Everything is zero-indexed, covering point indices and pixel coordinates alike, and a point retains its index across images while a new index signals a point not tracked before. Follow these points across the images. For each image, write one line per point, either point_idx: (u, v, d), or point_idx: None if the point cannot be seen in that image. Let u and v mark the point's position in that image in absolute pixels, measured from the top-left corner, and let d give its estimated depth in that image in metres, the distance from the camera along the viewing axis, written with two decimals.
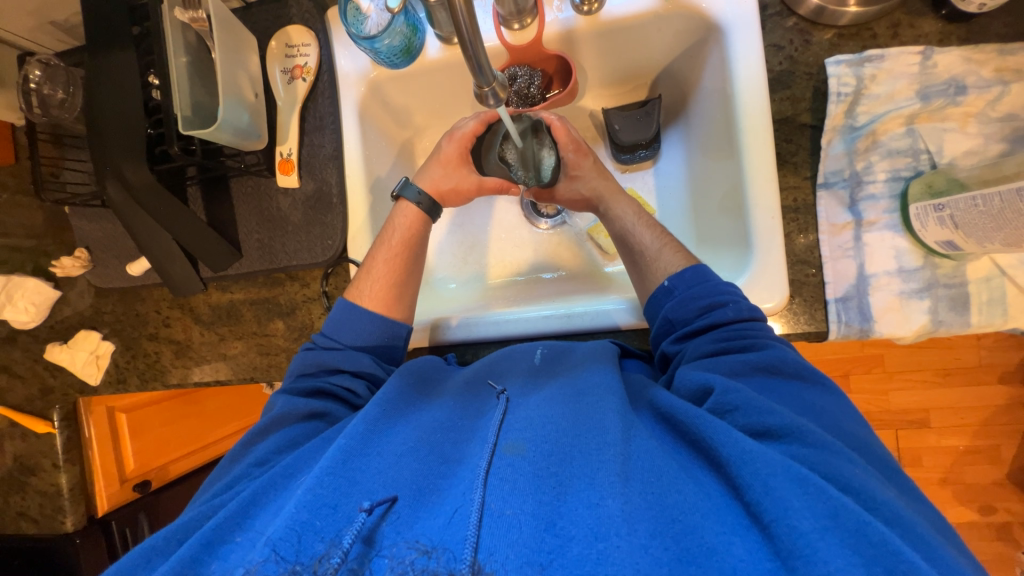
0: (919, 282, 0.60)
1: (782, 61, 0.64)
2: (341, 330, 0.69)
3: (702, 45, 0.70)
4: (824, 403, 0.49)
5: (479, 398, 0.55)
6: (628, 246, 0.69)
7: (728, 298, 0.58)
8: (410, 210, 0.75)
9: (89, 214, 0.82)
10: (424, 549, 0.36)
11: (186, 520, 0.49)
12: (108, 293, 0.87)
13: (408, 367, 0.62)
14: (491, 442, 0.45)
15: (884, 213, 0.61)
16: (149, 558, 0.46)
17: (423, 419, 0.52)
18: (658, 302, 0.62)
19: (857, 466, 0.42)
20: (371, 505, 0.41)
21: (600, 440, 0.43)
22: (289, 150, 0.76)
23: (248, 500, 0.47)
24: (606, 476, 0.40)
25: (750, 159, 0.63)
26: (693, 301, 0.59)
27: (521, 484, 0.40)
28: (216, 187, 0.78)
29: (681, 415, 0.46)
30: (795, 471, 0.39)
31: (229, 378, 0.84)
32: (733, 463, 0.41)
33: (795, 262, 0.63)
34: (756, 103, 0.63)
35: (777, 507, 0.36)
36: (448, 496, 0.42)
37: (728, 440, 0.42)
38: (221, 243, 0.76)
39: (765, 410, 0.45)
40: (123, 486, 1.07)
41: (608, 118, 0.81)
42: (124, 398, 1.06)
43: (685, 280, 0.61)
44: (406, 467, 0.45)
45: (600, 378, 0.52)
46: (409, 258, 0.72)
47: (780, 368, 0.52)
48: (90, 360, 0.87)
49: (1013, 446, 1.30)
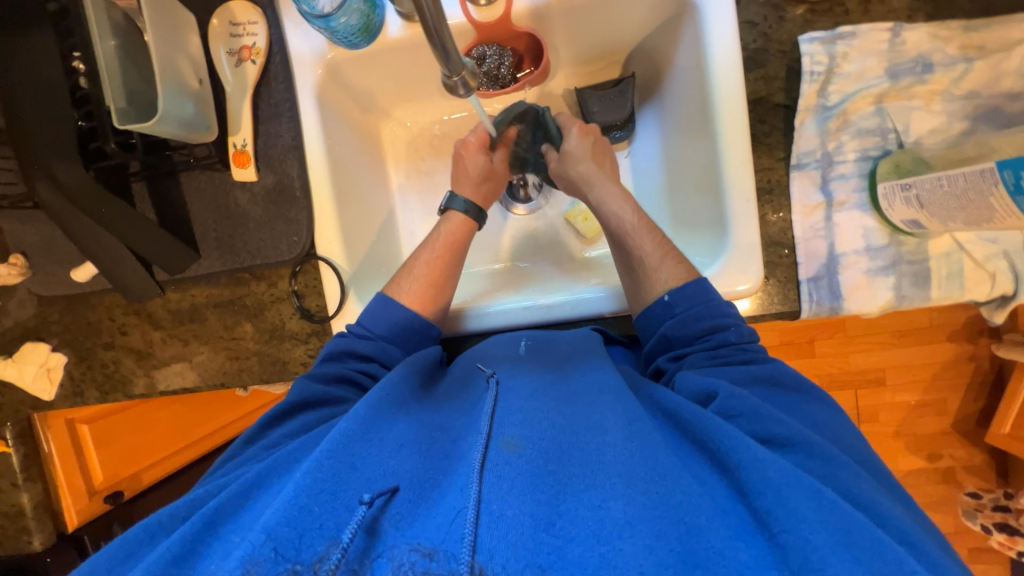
0: (884, 260, 0.62)
1: (756, 39, 0.63)
2: (377, 320, 0.66)
3: (676, 21, 0.68)
4: (817, 412, 0.53)
5: (473, 390, 0.56)
6: (623, 249, 0.69)
7: (730, 322, 0.60)
8: (457, 220, 0.75)
9: (21, 217, 0.76)
10: (425, 550, 0.36)
11: (194, 497, 0.48)
12: (52, 302, 0.81)
13: (414, 360, 0.61)
14: (486, 434, 0.44)
15: (853, 193, 0.62)
16: (155, 534, 0.45)
17: (423, 414, 0.51)
18: (657, 317, 0.62)
19: (861, 481, 0.45)
20: (372, 497, 0.40)
21: (606, 440, 0.44)
22: (243, 141, 0.71)
23: (254, 480, 0.46)
24: (609, 477, 0.40)
25: (725, 140, 0.62)
26: (697, 320, 0.60)
27: (520, 481, 0.40)
28: (164, 182, 0.72)
29: (690, 418, 0.48)
30: (809, 484, 0.40)
31: (198, 384, 0.80)
32: (743, 469, 0.42)
33: (770, 243, 0.64)
34: (731, 82, 0.62)
35: (787, 516, 0.37)
36: (446, 495, 0.41)
37: (741, 448, 0.43)
38: (175, 243, 0.71)
39: (772, 421, 0.48)
40: (93, 500, 1.02)
41: (583, 98, 0.79)
42: (85, 408, 1.01)
43: (686, 296, 0.61)
44: (406, 459, 0.44)
45: (604, 380, 0.53)
46: (451, 261, 0.72)
47: (780, 381, 0.55)
48: (41, 374, 0.82)
49: (957, 398, 1.41)
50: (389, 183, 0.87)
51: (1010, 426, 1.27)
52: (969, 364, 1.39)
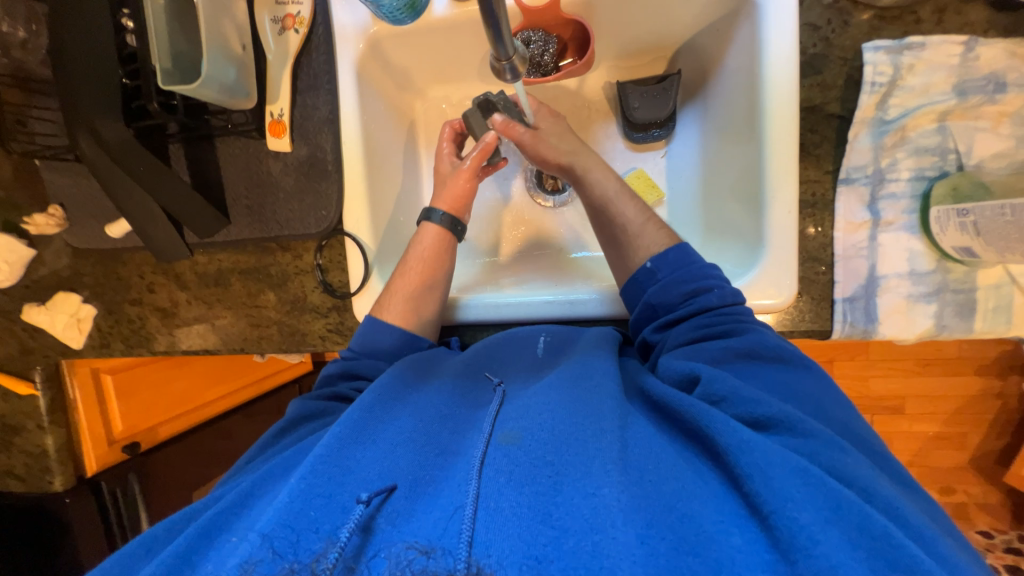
0: (928, 287, 0.59)
1: (816, 44, 0.59)
2: (361, 339, 0.66)
3: (731, 19, 0.65)
4: (808, 385, 0.51)
5: (475, 391, 0.56)
6: (607, 218, 0.68)
7: (713, 284, 0.58)
8: (431, 232, 0.73)
9: (61, 168, 0.78)
10: (422, 548, 0.35)
11: (189, 511, 0.49)
12: (86, 255, 0.83)
13: (407, 359, 0.61)
14: (488, 432, 0.45)
15: (902, 214, 0.59)
16: (150, 547, 0.46)
17: (420, 405, 0.52)
18: (641, 285, 0.62)
19: (850, 455, 0.43)
20: (370, 496, 0.40)
21: (600, 427, 0.43)
22: (280, 111, 0.71)
23: (247, 491, 0.46)
24: (602, 465, 0.40)
25: (771, 148, 0.60)
26: (680, 284, 0.59)
27: (518, 476, 0.40)
28: (200, 145, 0.73)
29: (677, 404, 0.47)
30: (794, 464, 0.39)
31: (218, 347, 0.81)
32: (732, 453, 0.41)
33: (807, 259, 0.62)
34: (784, 88, 0.59)
35: (775, 497, 0.37)
36: (447, 489, 0.41)
37: (728, 432, 0.42)
38: (206, 207, 0.71)
39: (755, 400, 0.46)
40: (113, 448, 1.05)
41: (625, 93, 0.77)
42: (110, 360, 1.04)
43: (668, 262, 0.61)
44: (403, 456, 0.44)
45: (594, 366, 0.53)
46: (428, 275, 0.70)
47: (766, 353, 0.53)
48: (71, 323, 0.85)
49: (979, 434, 1.36)
50: (419, 165, 0.86)
51: None
52: (996, 401, 1.34)
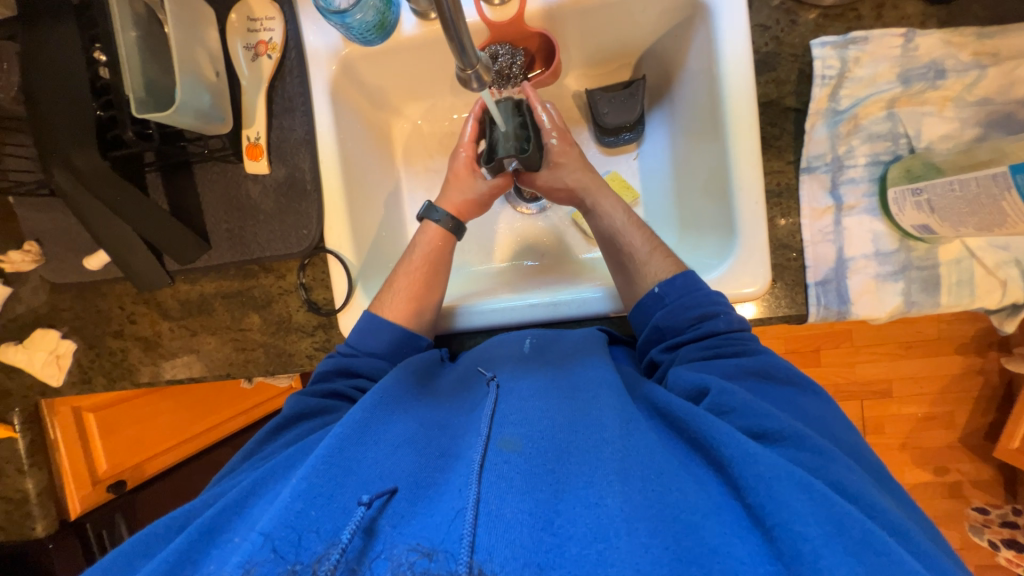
0: (894, 265, 0.61)
1: (768, 42, 0.63)
2: (364, 338, 0.66)
3: (687, 25, 0.68)
4: (810, 404, 0.52)
5: (473, 393, 0.56)
6: (616, 248, 0.69)
7: (719, 309, 0.60)
8: (433, 231, 0.74)
9: (36, 204, 0.77)
10: (425, 552, 0.35)
11: (189, 509, 0.48)
12: (64, 289, 0.82)
13: (409, 360, 0.61)
14: (486, 435, 0.45)
15: (863, 197, 0.62)
16: (148, 550, 0.45)
17: (420, 411, 0.52)
18: (648, 309, 0.63)
19: (853, 471, 0.44)
20: (371, 498, 0.39)
21: (600, 437, 0.44)
22: (257, 134, 0.72)
23: (247, 491, 0.46)
24: (605, 475, 0.40)
25: (735, 143, 0.63)
26: (688, 308, 0.61)
27: (519, 481, 0.40)
28: (178, 173, 0.74)
29: (682, 413, 0.47)
30: (800, 477, 0.39)
31: (204, 374, 0.80)
32: (735, 464, 0.41)
33: (778, 246, 0.64)
34: (742, 85, 0.62)
35: (780, 510, 0.37)
36: (446, 495, 0.41)
37: (733, 442, 0.43)
38: (186, 233, 0.71)
39: (763, 414, 0.47)
40: (97, 488, 1.02)
41: (593, 101, 0.80)
42: (90, 397, 1.01)
43: (675, 288, 0.62)
44: (403, 459, 0.44)
45: (596, 375, 0.53)
46: (432, 274, 0.71)
47: (774, 375, 0.55)
48: (50, 360, 0.83)
49: (965, 411, 1.39)
50: (398, 181, 0.87)
51: (1019, 441, 1.25)
52: (978, 377, 1.37)
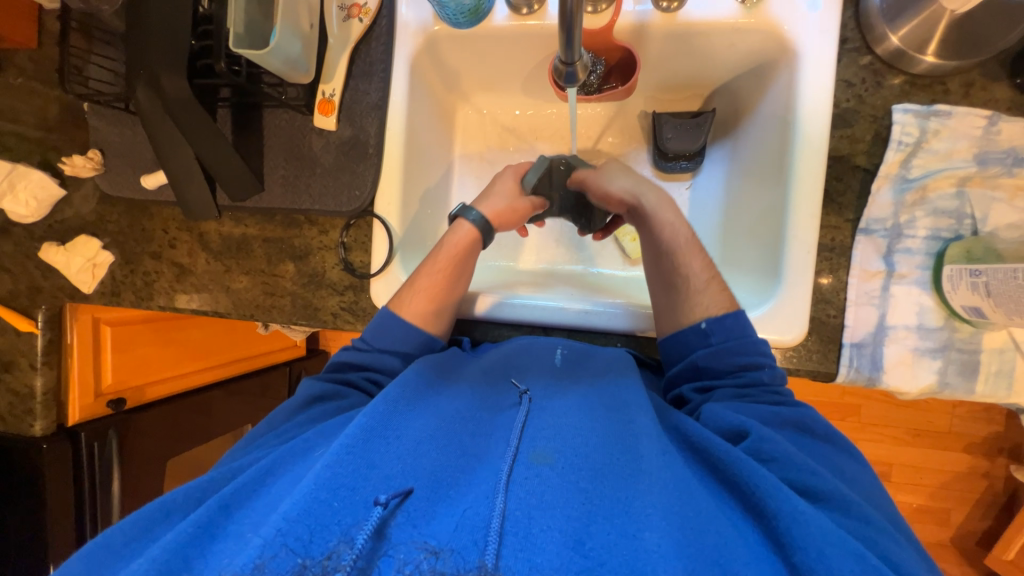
0: (934, 342, 0.61)
1: (850, 99, 0.63)
2: (377, 334, 0.66)
3: (770, 68, 0.69)
4: (849, 464, 0.53)
5: (502, 397, 0.56)
6: (665, 265, 0.66)
7: (764, 361, 0.59)
8: (464, 231, 0.72)
9: (110, 116, 0.81)
10: (432, 549, 0.37)
11: (206, 480, 0.50)
12: (115, 202, 0.85)
13: (432, 356, 0.62)
14: (514, 446, 0.46)
15: (916, 268, 0.61)
16: (167, 513, 0.47)
17: (445, 407, 0.53)
18: (691, 343, 0.62)
19: (901, 546, 0.45)
20: (387, 498, 0.40)
21: (637, 466, 0.44)
22: (332, 91, 0.73)
23: (266, 468, 0.48)
24: (644, 507, 0.40)
25: (798, 193, 0.63)
26: (732, 353, 0.59)
27: (552, 496, 0.42)
28: (248, 113, 0.76)
29: (724, 457, 0.47)
30: (848, 544, 0.40)
31: (228, 311, 0.82)
32: (782, 518, 0.42)
33: (819, 300, 0.64)
34: (816, 137, 0.62)
35: (827, 574, 0.38)
36: (473, 498, 0.42)
37: (777, 493, 0.43)
38: (246, 172, 0.74)
39: (805, 469, 0.48)
40: (97, 401, 1.01)
41: (660, 124, 0.80)
42: (112, 311, 1.03)
43: (723, 327, 0.60)
44: (425, 458, 0.45)
45: (634, 394, 0.53)
46: (455, 279, 0.69)
47: (811, 428, 0.55)
48: (86, 268, 0.85)
49: (962, 512, 1.36)
50: (451, 165, 0.88)
51: (1013, 553, 1.21)
52: (981, 480, 1.34)
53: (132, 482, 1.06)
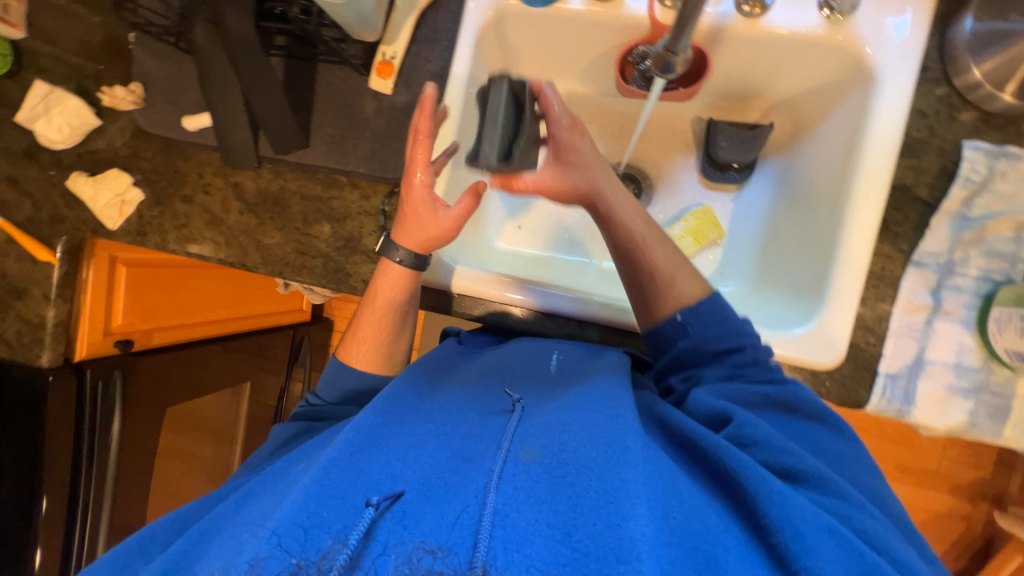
0: (969, 382, 0.61)
1: (921, 129, 0.62)
2: (326, 387, 0.71)
3: (842, 89, 0.68)
4: (825, 439, 0.54)
5: (495, 401, 0.56)
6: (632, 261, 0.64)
7: (746, 342, 0.59)
8: (392, 269, 0.69)
9: (158, 51, 0.79)
10: (430, 548, 0.36)
11: (185, 511, 0.55)
12: (150, 140, 0.83)
13: (423, 360, 0.68)
14: (506, 448, 0.45)
15: (962, 307, 0.61)
16: (149, 546, 0.52)
17: (434, 417, 0.54)
18: (670, 335, 0.62)
19: (887, 529, 0.45)
20: (376, 499, 0.41)
21: (622, 456, 0.43)
22: (393, 54, 0.72)
23: (246, 492, 0.51)
24: (628, 496, 0.39)
25: (852, 220, 0.62)
26: (695, 360, 0.61)
27: (539, 493, 0.41)
28: (301, 66, 0.74)
29: (707, 446, 0.47)
30: (826, 526, 0.40)
31: (255, 264, 0.80)
32: (761, 501, 0.42)
33: (861, 327, 0.63)
34: (881, 166, 0.62)
35: (807, 555, 0.38)
36: (461, 492, 0.41)
37: (757, 477, 0.43)
38: (291, 125, 0.71)
39: (787, 452, 0.48)
40: (105, 339, 1.00)
41: (716, 130, 0.78)
42: (132, 251, 1.02)
43: (699, 317, 0.61)
44: (412, 464, 0.45)
45: (612, 388, 0.53)
46: (393, 320, 0.71)
47: (801, 408, 0.56)
48: (113, 203, 0.83)
49: (938, 551, 1.38)
50: None
51: None
52: (961, 522, 1.36)
53: (133, 426, 1.03)
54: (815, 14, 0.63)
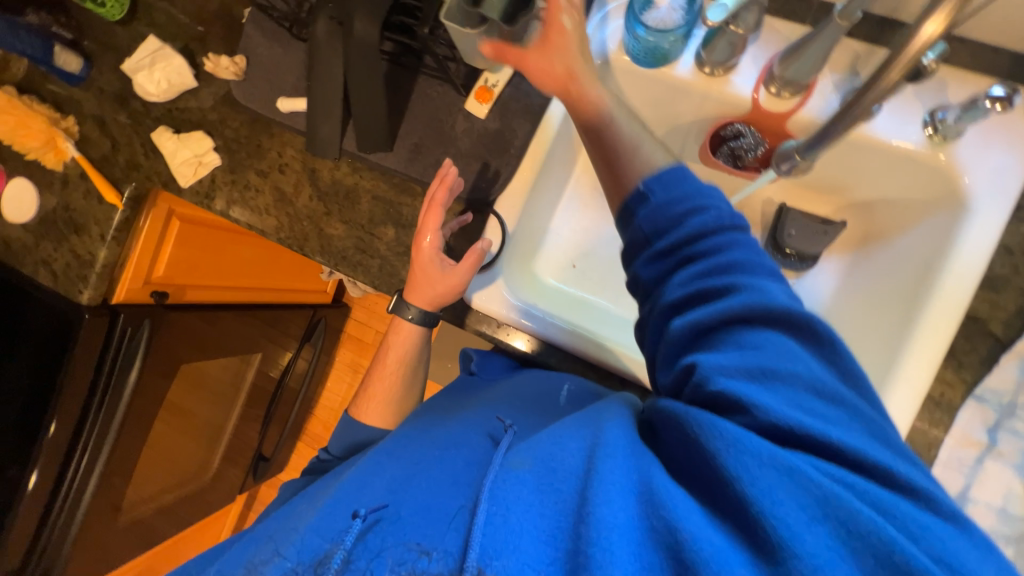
0: (1011, 531, 0.59)
1: (1005, 266, 0.62)
2: (335, 441, 0.74)
3: (928, 207, 0.68)
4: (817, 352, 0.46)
5: (488, 424, 0.58)
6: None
7: (712, 206, 0.52)
8: (403, 328, 0.73)
9: (270, 31, 0.81)
10: (423, 550, 0.40)
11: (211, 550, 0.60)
12: (240, 111, 0.85)
13: (431, 400, 0.71)
14: (497, 462, 0.47)
15: (1016, 452, 0.60)
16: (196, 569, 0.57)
17: (438, 435, 0.57)
18: (632, 208, 0.56)
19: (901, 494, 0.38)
20: (367, 514, 0.44)
21: (595, 450, 0.44)
22: (495, 82, 0.73)
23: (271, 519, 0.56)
24: (599, 483, 0.40)
25: (920, 338, 0.61)
26: (661, 233, 0.53)
27: (522, 493, 0.42)
28: (405, 74, 0.76)
29: (677, 412, 0.44)
30: (793, 473, 0.38)
31: (313, 251, 0.81)
32: (723, 456, 0.39)
33: (910, 449, 0.62)
34: (960, 293, 0.61)
35: (777, 512, 0.36)
36: (450, 500, 0.45)
37: (717, 433, 0.40)
38: (383, 131, 0.74)
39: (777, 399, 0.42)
40: (143, 287, 1.01)
41: (785, 217, 0.79)
42: (191, 209, 1.04)
43: (663, 182, 0.54)
44: (411, 482, 0.49)
45: (602, 405, 0.52)
46: (402, 376, 0.74)
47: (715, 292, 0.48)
48: (190, 162, 0.84)
49: None
50: (564, 187, 0.92)
51: None
52: None
53: None
54: (920, 131, 0.64)
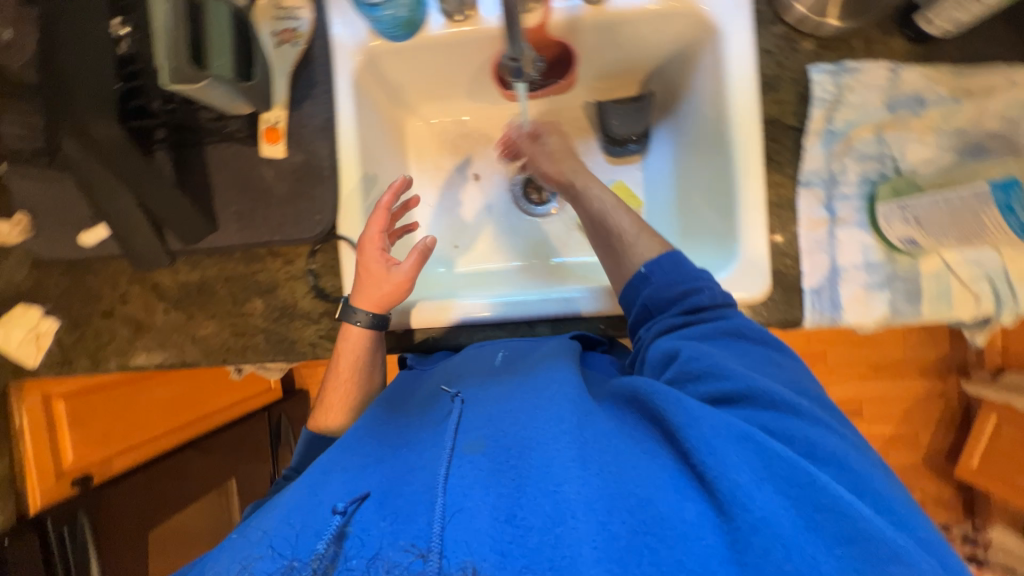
0: (881, 276, 0.66)
1: (771, 66, 0.69)
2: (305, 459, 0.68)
3: (696, 49, 0.73)
4: (785, 361, 0.54)
5: (438, 406, 0.56)
6: (604, 231, 0.67)
7: (703, 283, 0.59)
8: (353, 331, 0.68)
9: (35, 174, 0.76)
10: (418, 551, 0.38)
11: None
12: (51, 266, 0.79)
13: (386, 393, 0.64)
14: (451, 445, 0.47)
15: (854, 212, 0.67)
16: None
17: (392, 434, 0.55)
18: (636, 288, 0.61)
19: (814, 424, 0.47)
20: (345, 505, 0.43)
21: (558, 428, 0.45)
22: (276, 119, 0.73)
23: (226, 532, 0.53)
24: (563, 463, 0.42)
25: (739, 161, 0.67)
26: (662, 308, 0.59)
27: (481, 478, 0.43)
28: (189, 152, 0.74)
29: (643, 392, 0.48)
30: (737, 430, 0.42)
31: (196, 359, 0.77)
32: (682, 429, 0.43)
33: (777, 252, 0.68)
34: (748, 108, 0.67)
35: (720, 464, 0.40)
36: (417, 489, 0.44)
37: (678, 406, 0.44)
38: (193, 212, 0.71)
39: (723, 375, 0.50)
40: (59, 480, 0.94)
41: (604, 111, 0.84)
42: (69, 381, 0.98)
43: (662, 267, 0.60)
44: (375, 472, 0.48)
45: (555, 376, 0.53)
46: (364, 379, 0.69)
47: (747, 334, 0.55)
48: (28, 339, 0.79)
49: (928, 432, 1.47)
50: None
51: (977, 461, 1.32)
52: (939, 399, 1.45)
53: (114, 561, 0.96)
54: None
